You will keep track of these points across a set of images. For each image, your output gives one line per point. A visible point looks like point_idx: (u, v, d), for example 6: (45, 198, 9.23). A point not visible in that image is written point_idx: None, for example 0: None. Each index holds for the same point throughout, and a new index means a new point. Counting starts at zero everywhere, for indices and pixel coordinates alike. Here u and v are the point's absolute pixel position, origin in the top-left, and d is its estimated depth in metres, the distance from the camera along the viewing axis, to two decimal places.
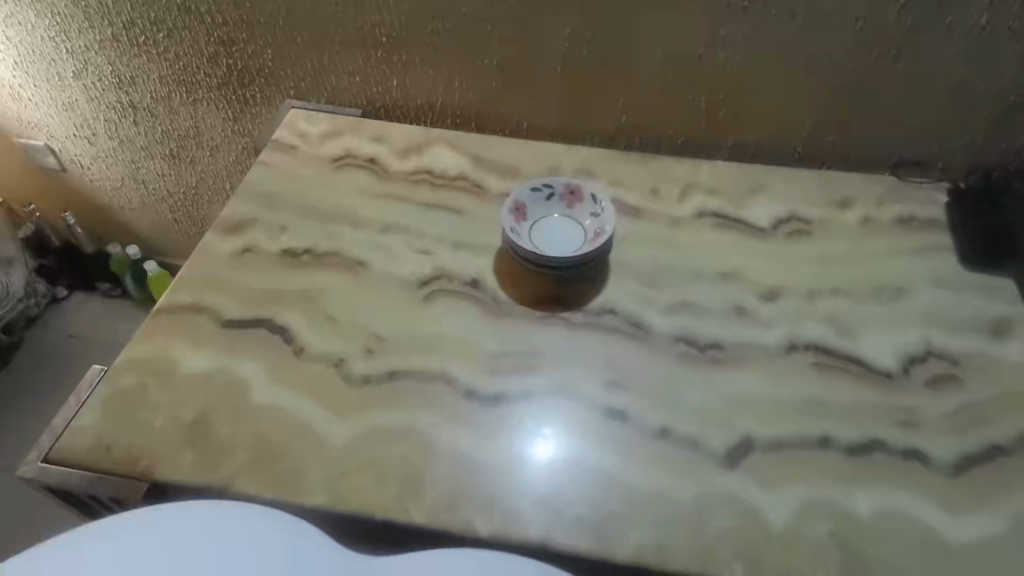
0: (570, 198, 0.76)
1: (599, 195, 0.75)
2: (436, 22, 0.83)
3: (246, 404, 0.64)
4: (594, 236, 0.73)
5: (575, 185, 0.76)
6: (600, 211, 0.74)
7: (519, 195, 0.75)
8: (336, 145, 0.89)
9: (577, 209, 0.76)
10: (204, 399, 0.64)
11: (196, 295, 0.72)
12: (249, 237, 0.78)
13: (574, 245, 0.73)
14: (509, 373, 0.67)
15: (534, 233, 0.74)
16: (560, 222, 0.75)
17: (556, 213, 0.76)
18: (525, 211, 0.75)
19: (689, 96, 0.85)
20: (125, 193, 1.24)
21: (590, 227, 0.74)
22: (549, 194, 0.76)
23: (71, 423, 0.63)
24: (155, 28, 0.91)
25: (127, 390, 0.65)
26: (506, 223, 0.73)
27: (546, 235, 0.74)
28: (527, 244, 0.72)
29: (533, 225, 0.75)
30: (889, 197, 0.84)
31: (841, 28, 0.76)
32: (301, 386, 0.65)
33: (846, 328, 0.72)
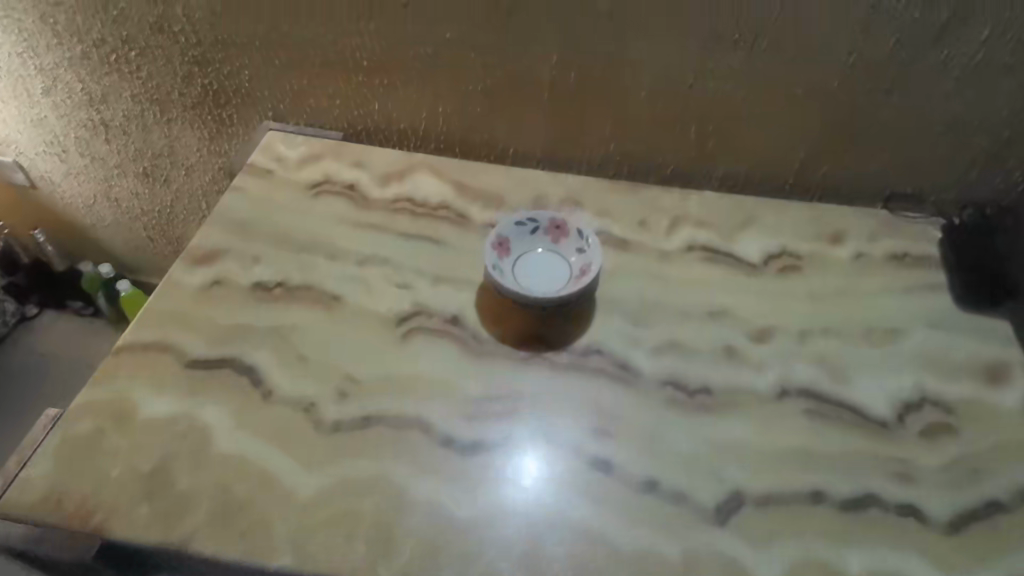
0: (556, 232, 0.73)
1: (585, 230, 0.73)
2: (418, 46, 0.80)
3: (209, 452, 0.60)
4: (579, 273, 0.70)
5: (561, 219, 0.73)
6: (586, 246, 0.72)
7: (502, 228, 0.72)
8: (314, 169, 0.86)
9: (563, 244, 0.73)
10: (163, 446, 0.60)
11: (160, 332, 0.68)
12: (218, 268, 0.74)
13: (559, 282, 0.71)
14: (489, 419, 0.64)
15: (517, 268, 0.71)
16: (545, 258, 0.73)
17: (540, 248, 0.73)
18: (508, 246, 0.72)
19: (679, 126, 0.83)
20: (97, 211, 1.19)
21: (576, 264, 0.72)
22: (534, 228, 0.73)
23: (17, 473, 0.59)
24: (127, 46, 0.88)
25: (82, 436, 0.61)
26: (489, 258, 0.70)
27: (530, 271, 0.71)
28: (510, 280, 0.69)
29: (516, 260, 0.72)
30: (882, 232, 0.82)
31: (833, 60, 0.74)
32: (268, 432, 0.62)
33: (838, 372, 0.69)
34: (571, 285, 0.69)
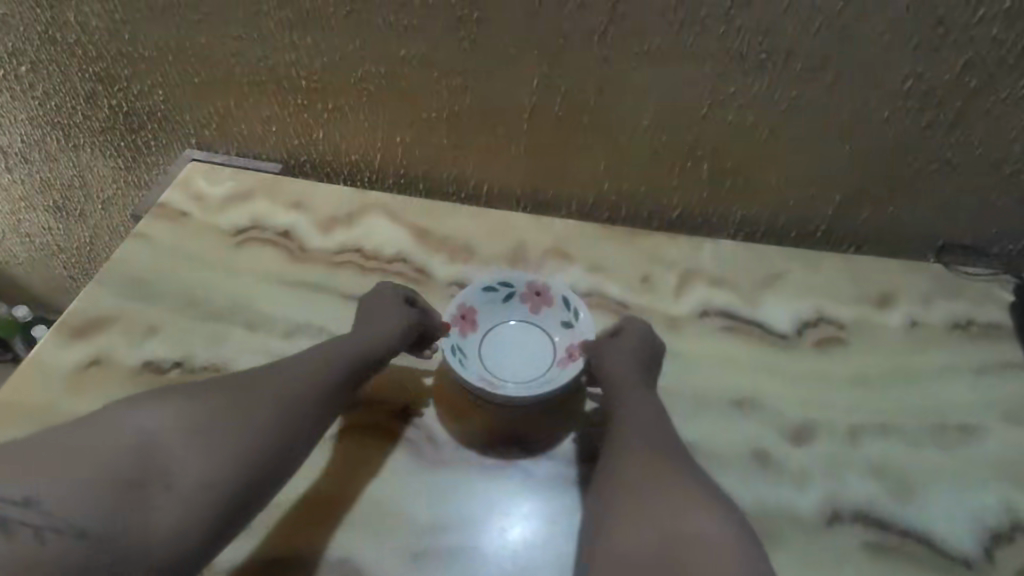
0: (535, 299, 0.60)
1: (571, 298, 0.59)
2: (366, 64, 0.64)
3: None
4: (567, 355, 0.58)
5: (542, 284, 0.59)
6: (573, 320, 0.59)
7: (466, 296, 0.59)
8: (241, 211, 0.70)
9: (546, 315, 0.60)
10: None
11: (13, 431, 0.54)
12: (102, 342, 0.60)
13: (539, 367, 0.58)
14: (444, 556, 0.50)
15: (486, 347, 0.59)
16: (523, 331, 0.60)
17: (515, 319, 0.60)
18: (474, 317, 0.59)
19: (689, 162, 0.67)
20: (8, 247, 1.01)
21: (562, 340, 0.59)
22: (508, 294, 0.60)
23: None
24: (15, 59, 0.73)
25: None
26: (445, 339, 0.57)
27: (503, 351, 0.59)
28: (474, 367, 0.57)
29: (484, 335, 0.59)
30: (939, 294, 0.67)
31: (884, 87, 0.59)
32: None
33: (904, 486, 0.55)
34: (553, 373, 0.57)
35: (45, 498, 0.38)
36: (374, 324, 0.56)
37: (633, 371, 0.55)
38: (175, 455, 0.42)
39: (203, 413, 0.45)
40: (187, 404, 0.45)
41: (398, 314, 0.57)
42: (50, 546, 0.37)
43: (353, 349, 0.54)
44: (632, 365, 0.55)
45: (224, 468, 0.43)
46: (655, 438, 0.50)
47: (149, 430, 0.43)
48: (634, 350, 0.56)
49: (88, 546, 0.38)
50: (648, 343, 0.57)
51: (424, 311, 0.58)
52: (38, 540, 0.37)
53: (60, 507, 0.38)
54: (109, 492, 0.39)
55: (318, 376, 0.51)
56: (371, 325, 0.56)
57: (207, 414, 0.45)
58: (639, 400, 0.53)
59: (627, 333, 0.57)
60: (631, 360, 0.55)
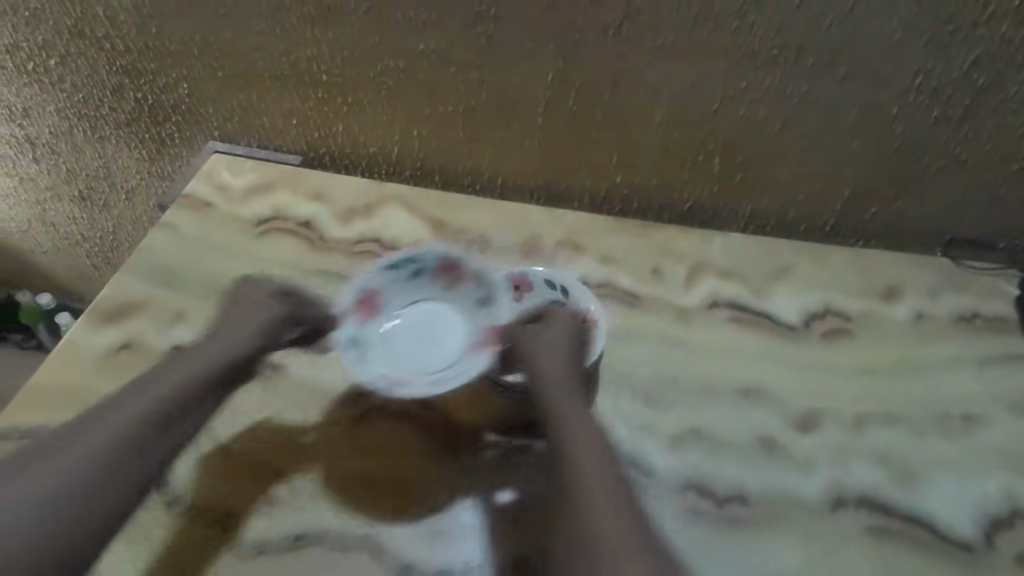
0: (446, 274, 0.61)
1: (481, 268, 0.61)
2: (386, 59, 0.66)
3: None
4: (485, 336, 0.58)
5: (452, 258, 0.61)
6: (488, 292, 0.60)
7: (368, 280, 0.60)
8: (263, 202, 0.72)
9: (457, 291, 0.61)
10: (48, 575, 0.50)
11: (50, 411, 0.56)
12: (132, 328, 0.62)
13: (448, 348, 0.58)
14: (459, 536, 0.51)
15: (396, 327, 0.60)
16: (431, 311, 0.61)
17: (432, 299, 0.61)
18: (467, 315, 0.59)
19: (701, 156, 0.68)
20: (33, 236, 1.03)
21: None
22: (416, 272, 0.61)
23: None
24: (44, 53, 0.75)
25: None
26: (345, 330, 0.59)
27: (410, 334, 0.59)
28: (380, 355, 0.58)
29: (393, 316, 0.60)
30: (945, 287, 0.68)
31: (894, 83, 0.60)
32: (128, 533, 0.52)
33: (906, 473, 0.56)
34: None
35: None
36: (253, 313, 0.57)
37: (562, 363, 0.52)
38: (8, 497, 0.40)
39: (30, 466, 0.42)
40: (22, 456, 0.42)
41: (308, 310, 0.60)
42: None
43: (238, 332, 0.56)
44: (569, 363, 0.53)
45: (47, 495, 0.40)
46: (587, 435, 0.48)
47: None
48: (563, 346, 0.54)
49: None
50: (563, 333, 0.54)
51: (309, 306, 0.60)
52: None
53: None
54: None
55: (207, 360, 0.53)
56: (247, 315, 0.57)
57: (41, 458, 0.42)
58: (566, 396, 0.51)
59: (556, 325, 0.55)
60: (559, 353, 0.53)
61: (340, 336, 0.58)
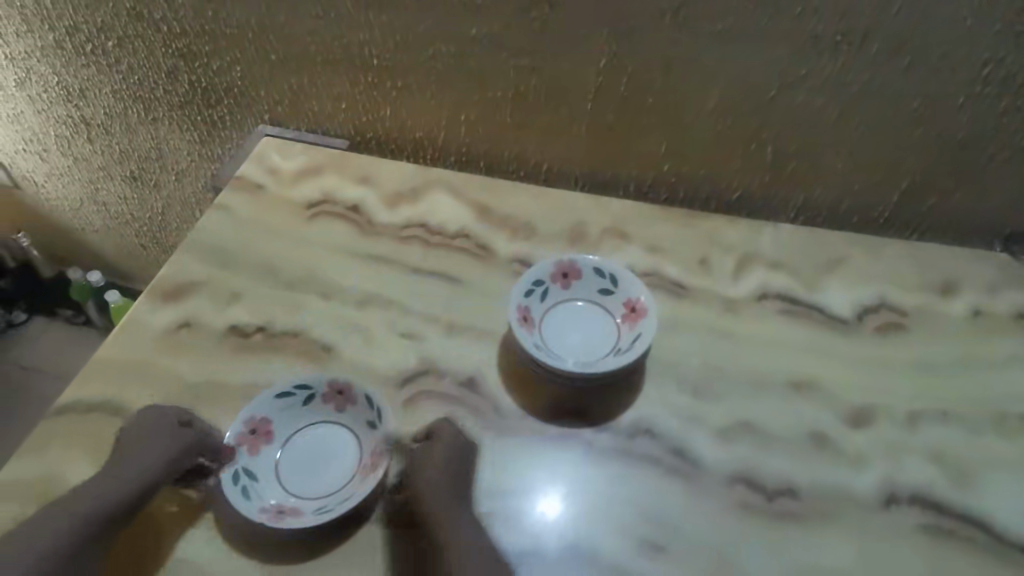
0: (338, 398, 0.55)
1: (371, 394, 0.54)
2: (437, 44, 0.66)
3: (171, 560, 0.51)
4: (370, 463, 0.53)
5: (343, 383, 0.55)
6: (377, 420, 0.54)
7: (257, 408, 0.54)
8: (312, 185, 0.73)
9: (350, 415, 0.55)
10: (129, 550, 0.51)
11: (116, 384, 0.59)
12: (188, 307, 0.64)
13: (342, 477, 0.53)
14: (506, 519, 0.53)
15: (287, 457, 0.54)
16: (322, 437, 0.55)
17: (304, 424, 0.55)
18: (528, 313, 0.59)
19: (754, 144, 0.67)
20: (85, 214, 1.06)
21: (610, 305, 0.61)
22: (307, 396, 0.55)
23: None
24: (103, 35, 0.77)
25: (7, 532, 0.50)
26: (232, 464, 0.52)
27: (300, 468, 0.54)
28: (272, 487, 0.53)
29: (284, 444, 0.55)
30: (1004, 284, 0.67)
31: (962, 71, 0.58)
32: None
33: (961, 473, 0.55)
34: (616, 334, 0.60)
35: None
36: (158, 434, 0.53)
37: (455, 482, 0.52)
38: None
39: None
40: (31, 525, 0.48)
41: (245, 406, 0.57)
42: None
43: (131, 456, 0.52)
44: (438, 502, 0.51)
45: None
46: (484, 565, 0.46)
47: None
48: (440, 459, 0.52)
49: None
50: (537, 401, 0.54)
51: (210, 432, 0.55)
52: None
53: None
54: None
55: (91, 495, 0.50)
56: (153, 439, 0.53)
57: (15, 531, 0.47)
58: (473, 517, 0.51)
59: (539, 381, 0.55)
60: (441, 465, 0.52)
61: (224, 472, 0.51)
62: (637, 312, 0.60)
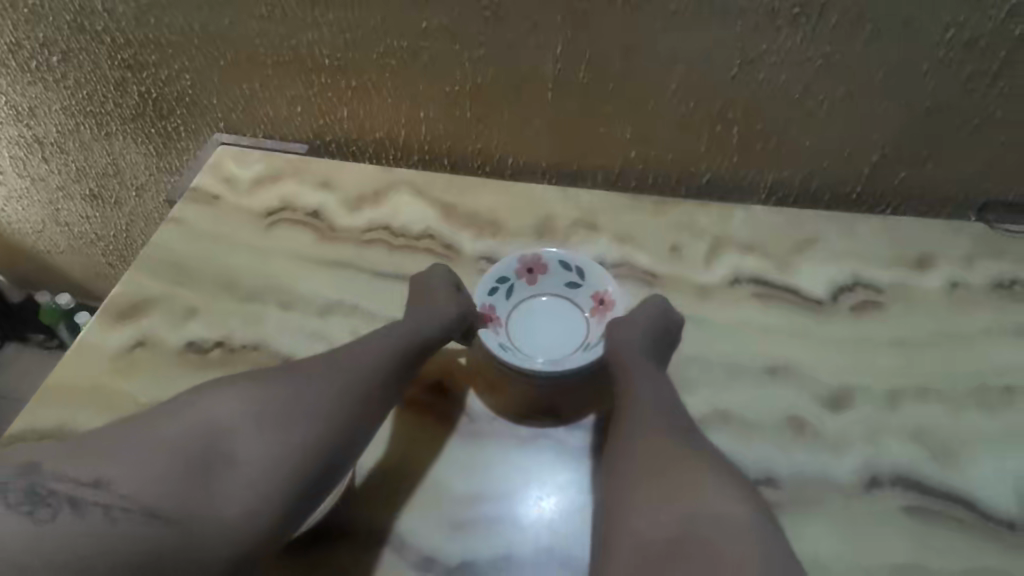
0: None
1: None
2: (388, 40, 0.64)
3: None
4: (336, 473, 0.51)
5: None
6: None
7: None
8: (270, 193, 0.71)
9: None
10: None
11: (71, 410, 0.57)
12: (146, 324, 0.62)
13: None
14: (481, 528, 0.51)
15: None
16: None
17: None
18: (492, 313, 0.59)
19: (719, 125, 0.65)
20: (49, 236, 1.04)
21: (580, 299, 0.60)
22: None
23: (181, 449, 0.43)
24: (46, 49, 0.74)
25: None
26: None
27: None
28: None
29: None
30: (981, 253, 0.65)
31: (924, 39, 0.56)
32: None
33: (943, 450, 0.54)
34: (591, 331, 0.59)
35: (122, 485, 0.41)
36: (334, 368, 0.51)
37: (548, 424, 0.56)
38: (238, 445, 0.45)
39: (255, 410, 0.46)
40: (266, 393, 0.48)
41: (439, 309, 0.57)
42: (119, 521, 0.40)
43: (305, 417, 0.47)
44: (644, 394, 0.52)
45: (285, 454, 0.45)
46: (638, 462, 0.47)
47: (226, 420, 0.46)
48: (513, 406, 0.57)
49: (154, 497, 0.41)
50: (620, 352, 0.54)
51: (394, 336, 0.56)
52: (109, 521, 0.40)
53: (166, 481, 0.42)
54: (175, 484, 0.42)
55: (311, 386, 0.49)
56: (383, 341, 0.54)
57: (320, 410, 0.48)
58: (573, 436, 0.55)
59: (615, 336, 0.55)
60: (516, 412, 0.56)
61: None
62: (607, 307, 0.59)
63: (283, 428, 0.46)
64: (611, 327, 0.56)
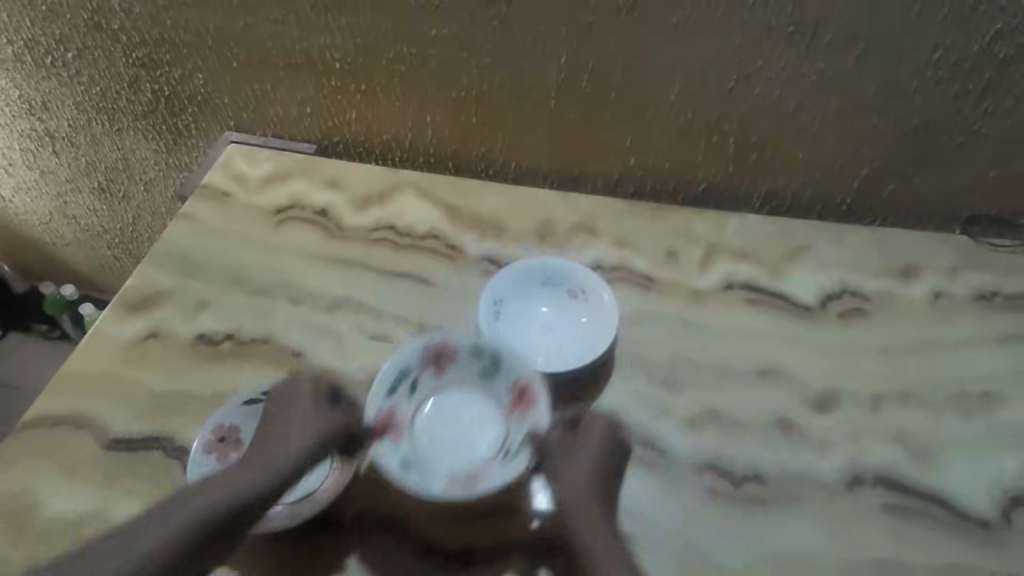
0: None
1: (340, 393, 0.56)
2: (397, 46, 0.66)
3: None
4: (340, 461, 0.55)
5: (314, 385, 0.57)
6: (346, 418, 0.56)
7: (224, 417, 0.55)
8: (279, 191, 0.73)
9: None
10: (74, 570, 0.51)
11: (83, 399, 0.59)
12: (158, 316, 0.64)
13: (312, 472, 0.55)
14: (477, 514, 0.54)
15: None
16: None
17: None
18: (395, 415, 0.55)
19: (716, 136, 0.67)
20: (55, 228, 1.05)
21: (494, 390, 0.57)
22: None
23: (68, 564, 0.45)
24: (62, 46, 0.76)
25: None
26: (198, 470, 0.53)
27: None
28: None
29: None
30: (965, 265, 0.68)
31: (913, 59, 0.59)
32: (98, 478, 0.55)
33: (922, 452, 0.57)
34: (559, 347, 0.61)
35: None
36: (219, 479, 0.49)
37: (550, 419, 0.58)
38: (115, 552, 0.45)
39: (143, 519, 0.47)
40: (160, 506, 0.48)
41: (336, 408, 0.55)
42: None
43: (175, 524, 0.47)
44: (595, 527, 0.49)
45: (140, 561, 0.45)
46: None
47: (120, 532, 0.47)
48: None
49: None
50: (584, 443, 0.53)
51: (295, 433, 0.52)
52: None
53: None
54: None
55: (193, 494, 0.49)
56: (270, 445, 0.52)
57: (188, 520, 0.47)
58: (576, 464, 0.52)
59: (566, 461, 0.52)
60: None
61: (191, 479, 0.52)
62: (524, 397, 0.55)
63: (150, 536, 0.46)
64: (553, 449, 0.53)
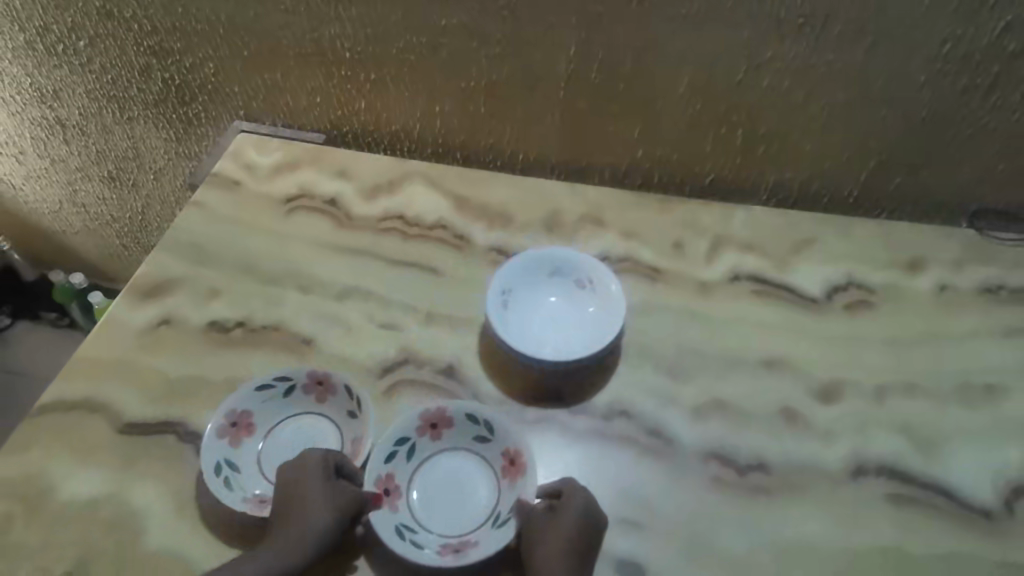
0: (319, 389, 0.58)
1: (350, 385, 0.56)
2: (407, 36, 0.66)
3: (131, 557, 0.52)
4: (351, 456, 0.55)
5: (322, 374, 0.57)
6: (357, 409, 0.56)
7: (238, 403, 0.56)
8: (288, 180, 0.73)
9: (333, 405, 0.58)
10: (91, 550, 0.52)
11: (97, 384, 0.60)
12: (170, 303, 0.65)
13: None
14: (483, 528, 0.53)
15: (268, 453, 0.56)
16: (305, 427, 0.58)
17: (295, 411, 0.58)
18: (390, 482, 0.53)
19: (724, 128, 0.68)
20: (65, 216, 1.06)
21: (486, 455, 0.55)
22: (289, 388, 0.58)
23: None
24: (74, 34, 0.76)
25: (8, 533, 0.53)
26: (213, 455, 0.54)
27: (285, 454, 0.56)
28: (256, 476, 0.55)
29: (267, 437, 0.57)
30: (971, 258, 0.68)
31: (922, 52, 0.59)
32: (116, 461, 0.56)
33: (926, 443, 0.57)
34: (567, 338, 0.62)
35: None
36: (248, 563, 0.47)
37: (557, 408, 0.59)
38: None
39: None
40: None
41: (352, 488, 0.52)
42: None
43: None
44: None
45: None
46: None
47: None
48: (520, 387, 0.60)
49: None
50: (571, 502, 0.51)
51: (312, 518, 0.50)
52: None
53: None
54: None
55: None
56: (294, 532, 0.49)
57: None
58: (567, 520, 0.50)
59: (546, 538, 0.49)
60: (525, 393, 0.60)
61: (206, 463, 0.53)
62: (516, 465, 0.54)
63: None
64: (534, 523, 0.50)
